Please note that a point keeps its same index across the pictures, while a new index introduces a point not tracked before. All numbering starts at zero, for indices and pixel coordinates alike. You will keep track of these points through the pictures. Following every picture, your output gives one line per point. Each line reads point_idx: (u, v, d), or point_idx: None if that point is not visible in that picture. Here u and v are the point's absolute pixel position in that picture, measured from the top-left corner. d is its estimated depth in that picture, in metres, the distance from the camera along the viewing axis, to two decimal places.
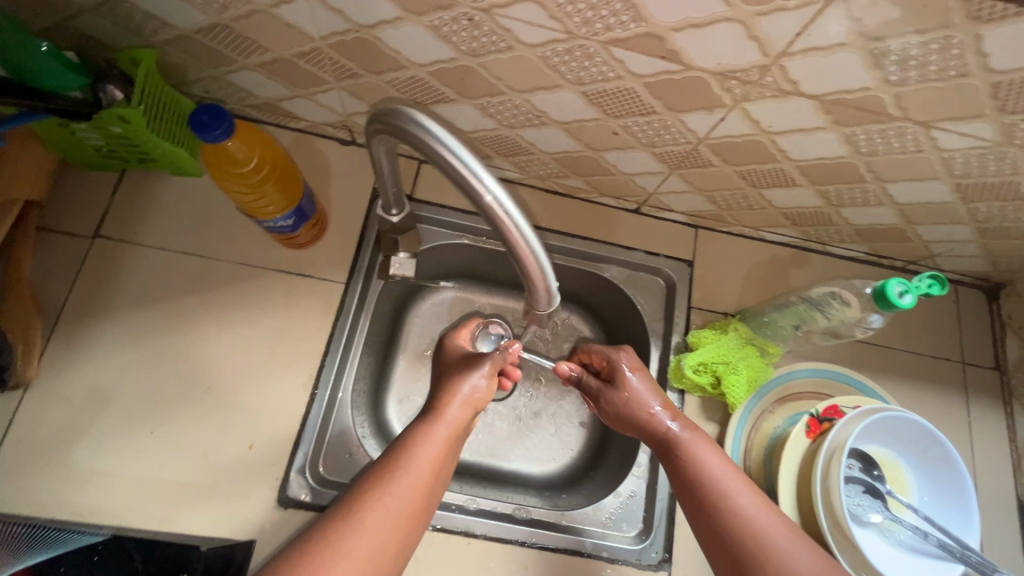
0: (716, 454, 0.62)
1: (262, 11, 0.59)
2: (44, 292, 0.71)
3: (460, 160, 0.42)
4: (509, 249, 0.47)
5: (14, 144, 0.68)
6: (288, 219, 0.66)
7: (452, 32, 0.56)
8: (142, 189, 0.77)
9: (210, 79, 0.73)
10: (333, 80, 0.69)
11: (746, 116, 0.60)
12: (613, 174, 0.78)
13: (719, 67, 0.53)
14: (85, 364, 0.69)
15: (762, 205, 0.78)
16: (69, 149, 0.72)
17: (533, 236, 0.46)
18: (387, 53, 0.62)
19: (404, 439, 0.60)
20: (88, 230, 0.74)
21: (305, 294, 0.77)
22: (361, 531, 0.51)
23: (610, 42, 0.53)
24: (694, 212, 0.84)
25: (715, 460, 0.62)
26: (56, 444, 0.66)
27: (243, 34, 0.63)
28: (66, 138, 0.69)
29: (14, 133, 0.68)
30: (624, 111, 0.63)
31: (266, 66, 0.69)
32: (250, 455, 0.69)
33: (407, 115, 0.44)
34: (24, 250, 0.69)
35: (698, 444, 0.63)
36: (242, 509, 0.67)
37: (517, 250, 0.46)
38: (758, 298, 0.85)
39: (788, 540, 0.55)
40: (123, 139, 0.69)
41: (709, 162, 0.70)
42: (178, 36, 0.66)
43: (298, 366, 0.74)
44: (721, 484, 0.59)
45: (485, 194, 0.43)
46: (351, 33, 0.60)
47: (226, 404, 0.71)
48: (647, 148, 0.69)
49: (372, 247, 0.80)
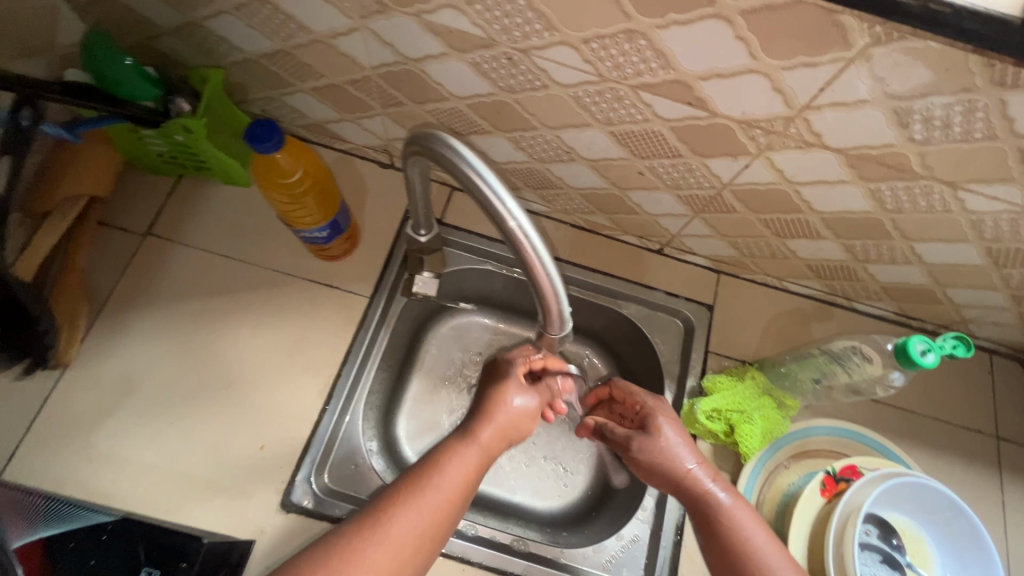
0: (768, 535, 0.56)
1: (321, 41, 0.64)
2: (94, 282, 0.76)
3: (487, 184, 0.45)
4: (526, 272, 0.48)
5: (87, 145, 0.75)
6: (322, 230, 0.69)
7: (492, 69, 0.60)
8: (194, 194, 0.83)
9: (268, 99, 0.80)
10: (378, 106, 0.74)
11: (770, 166, 0.61)
12: (638, 213, 0.79)
13: (744, 116, 0.55)
14: (120, 352, 0.73)
15: (785, 255, 0.78)
16: (135, 152, 0.78)
17: (550, 260, 0.47)
18: (431, 85, 0.66)
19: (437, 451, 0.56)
20: (140, 227, 0.80)
21: (330, 305, 0.79)
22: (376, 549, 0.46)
23: (639, 87, 0.55)
24: (716, 257, 0.84)
25: (747, 513, 0.57)
26: (82, 425, 0.69)
27: (302, 60, 0.69)
28: (134, 143, 0.76)
29: (89, 135, 0.75)
30: (650, 153, 0.65)
31: (319, 91, 0.75)
32: (260, 456, 0.70)
33: (442, 138, 0.47)
34: (82, 242, 0.75)
35: (731, 494, 0.59)
36: (246, 508, 0.68)
37: (534, 273, 0.48)
38: (778, 349, 0.83)
39: None
40: (184, 147, 0.75)
41: (732, 208, 0.71)
42: (245, 59, 0.72)
43: (316, 373, 0.76)
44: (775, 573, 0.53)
45: (509, 219, 0.45)
46: (400, 65, 0.64)
47: (242, 404, 0.73)
48: (672, 190, 0.71)
49: (399, 266, 0.83)
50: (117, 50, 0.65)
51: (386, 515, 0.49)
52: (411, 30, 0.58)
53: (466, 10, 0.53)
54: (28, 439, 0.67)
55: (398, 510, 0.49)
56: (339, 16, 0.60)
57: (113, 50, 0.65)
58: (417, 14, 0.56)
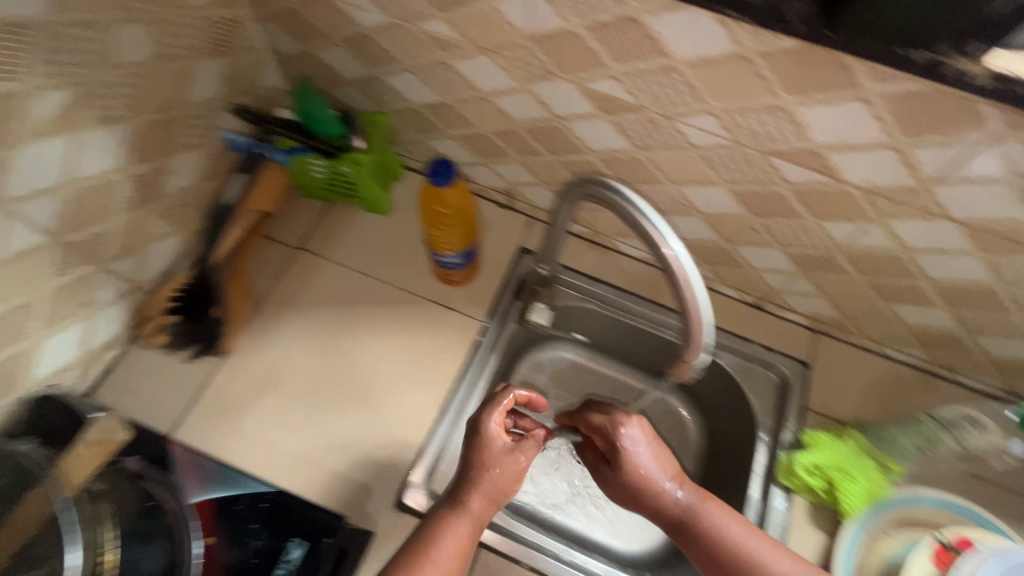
0: (736, 516, 0.63)
1: (483, 98, 0.76)
2: (254, 285, 0.88)
3: (647, 219, 0.52)
4: (676, 297, 0.53)
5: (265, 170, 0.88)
6: (458, 258, 0.79)
7: (633, 130, 0.68)
8: (339, 218, 0.95)
9: (416, 142, 0.92)
10: (513, 153, 0.84)
11: (888, 231, 0.65)
12: (743, 268, 0.84)
13: (870, 184, 0.61)
14: (268, 347, 0.84)
15: (890, 320, 0.80)
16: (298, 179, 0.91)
17: (700, 288, 0.52)
18: (571, 140, 0.76)
19: (430, 524, 0.61)
20: (294, 242, 0.92)
21: (448, 325, 0.88)
22: None
23: (771, 153, 0.62)
24: (815, 316, 0.87)
25: (725, 516, 0.63)
26: (235, 407, 0.79)
27: (459, 112, 0.81)
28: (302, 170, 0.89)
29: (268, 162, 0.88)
30: (768, 212, 0.71)
31: (465, 138, 0.86)
32: (379, 454, 0.77)
33: (609, 182, 0.55)
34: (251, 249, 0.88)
35: (708, 506, 0.64)
36: (364, 501, 0.74)
37: (684, 299, 0.53)
38: (877, 413, 0.84)
39: None
40: (344, 177, 0.87)
41: (842, 269, 0.75)
42: (408, 107, 0.85)
43: (433, 386, 0.83)
44: (752, 555, 0.61)
45: (666, 247, 0.51)
46: (547, 121, 0.74)
47: (367, 406, 0.80)
48: (782, 247, 0.76)
49: (510, 296, 0.90)
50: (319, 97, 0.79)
51: None
52: (567, 93, 0.68)
53: (624, 79, 0.62)
54: (192, 413, 0.78)
55: (439, 531, 0.59)
56: (505, 78, 0.70)
57: (316, 96, 0.79)
58: (577, 80, 0.65)
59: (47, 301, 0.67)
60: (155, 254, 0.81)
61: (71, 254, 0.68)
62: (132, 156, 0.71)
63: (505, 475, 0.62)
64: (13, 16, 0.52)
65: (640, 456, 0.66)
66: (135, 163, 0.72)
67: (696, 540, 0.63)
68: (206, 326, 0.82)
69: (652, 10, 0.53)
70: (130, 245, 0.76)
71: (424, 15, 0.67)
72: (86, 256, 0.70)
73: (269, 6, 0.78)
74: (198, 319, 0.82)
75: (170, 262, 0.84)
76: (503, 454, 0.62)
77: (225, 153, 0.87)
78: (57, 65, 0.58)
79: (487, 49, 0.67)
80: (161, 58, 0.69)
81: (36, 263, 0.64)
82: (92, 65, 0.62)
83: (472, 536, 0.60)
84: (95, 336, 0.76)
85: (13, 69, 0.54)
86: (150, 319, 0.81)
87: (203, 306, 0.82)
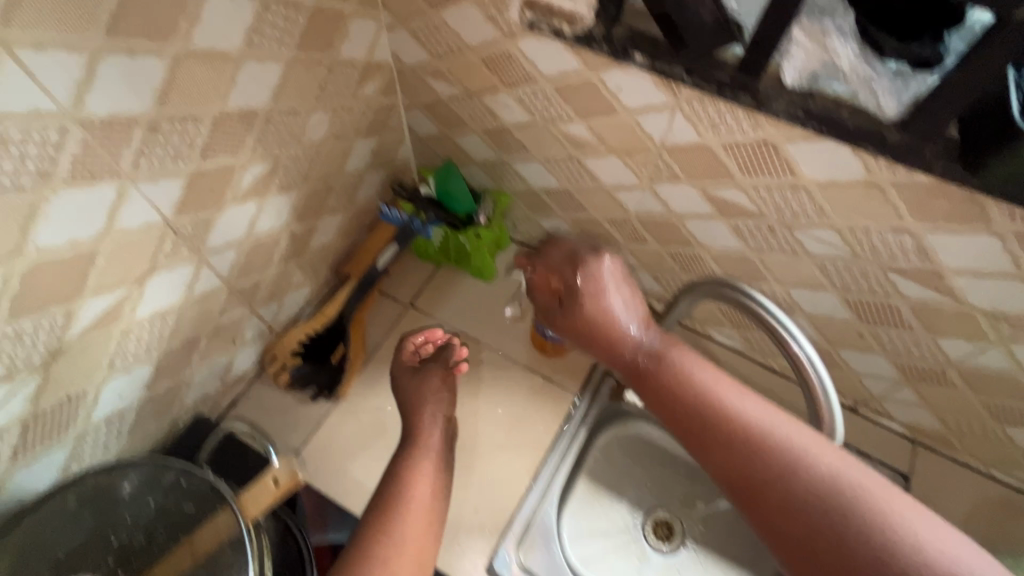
0: (707, 363, 0.58)
1: (604, 190, 0.83)
2: (368, 335, 0.96)
3: (780, 322, 0.56)
4: (805, 390, 0.57)
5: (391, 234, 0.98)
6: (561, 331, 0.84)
7: (750, 233, 0.73)
8: (447, 280, 1.03)
9: (527, 219, 1.00)
10: (621, 238, 0.90)
11: (1008, 355, 0.66)
12: (842, 369, 0.85)
13: (993, 309, 0.62)
14: (377, 398, 0.90)
15: (1002, 441, 0.78)
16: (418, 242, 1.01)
17: (831, 386, 0.56)
18: (683, 234, 0.81)
19: (394, 474, 0.71)
20: (406, 299, 1.00)
21: (542, 393, 0.92)
22: (410, 545, 0.63)
23: (890, 270, 0.65)
24: (916, 426, 0.86)
25: (694, 362, 0.58)
26: (345, 452, 0.85)
27: (577, 199, 0.88)
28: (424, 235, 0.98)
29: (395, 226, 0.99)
30: (880, 322, 0.72)
31: (576, 221, 0.93)
32: (474, 516, 0.82)
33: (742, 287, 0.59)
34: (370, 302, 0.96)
35: (675, 352, 0.59)
36: (458, 561, 0.78)
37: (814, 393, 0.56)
38: (982, 538, 0.80)
39: (815, 458, 0.48)
40: (461, 243, 0.96)
41: (952, 384, 0.74)
42: (527, 190, 0.94)
43: (526, 454, 0.88)
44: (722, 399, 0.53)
45: (799, 349, 0.55)
46: (663, 216, 0.80)
47: (465, 466, 0.86)
48: (889, 355, 0.76)
49: (602, 370, 0.93)
50: (458, 176, 0.89)
51: (388, 527, 0.64)
52: (690, 194, 0.74)
53: (750, 190, 0.67)
54: (309, 454, 0.85)
55: (410, 481, 0.69)
56: (630, 175, 0.77)
57: (455, 176, 0.88)
58: (702, 185, 0.71)
59: (208, 338, 0.76)
60: (292, 301, 0.90)
61: (234, 298, 0.77)
62: (296, 217, 0.81)
63: (438, 407, 0.78)
64: (246, 107, 0.64)
65: (606, 302, 0.61)
66: (296, 223, 0.82)
67: (745, 455, 0.49)
68: (322, 370, 0.89)
69: (792, 138, 0.59)
70: (275, 292, 0.86)
71: (565, 118, 0.75)
72: (243, 300, 0.79)
73: (420, 97, 0.89)
74: (318, 364, 0.90)
75: (300, 308, 0.93)
76: (426, 377, 0.81)
77: (359, 216, 0.98)
78: (264, 144, 0.69)
79: (619, 151, 0.75)
80: (332, 137, 0.81)
81: (209, 304, 0.73)
82: (286, 144, 0.73)
83: (430, 478, 0.70)
84: (232, 370, 0.85)
85: (236, 148, 0.65)
86: (277, 360, 0.88)
87: (320, 351, 0.90)
